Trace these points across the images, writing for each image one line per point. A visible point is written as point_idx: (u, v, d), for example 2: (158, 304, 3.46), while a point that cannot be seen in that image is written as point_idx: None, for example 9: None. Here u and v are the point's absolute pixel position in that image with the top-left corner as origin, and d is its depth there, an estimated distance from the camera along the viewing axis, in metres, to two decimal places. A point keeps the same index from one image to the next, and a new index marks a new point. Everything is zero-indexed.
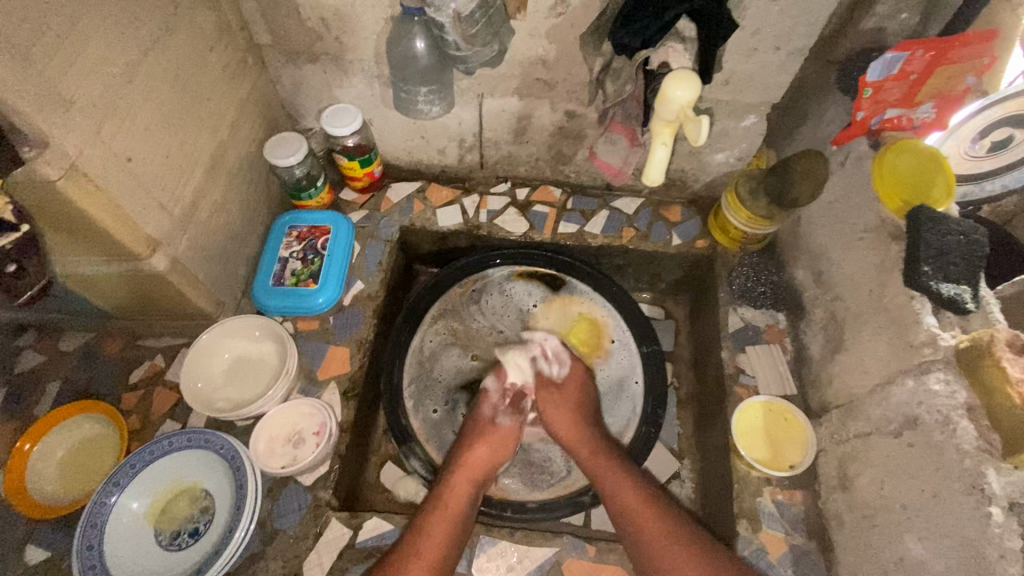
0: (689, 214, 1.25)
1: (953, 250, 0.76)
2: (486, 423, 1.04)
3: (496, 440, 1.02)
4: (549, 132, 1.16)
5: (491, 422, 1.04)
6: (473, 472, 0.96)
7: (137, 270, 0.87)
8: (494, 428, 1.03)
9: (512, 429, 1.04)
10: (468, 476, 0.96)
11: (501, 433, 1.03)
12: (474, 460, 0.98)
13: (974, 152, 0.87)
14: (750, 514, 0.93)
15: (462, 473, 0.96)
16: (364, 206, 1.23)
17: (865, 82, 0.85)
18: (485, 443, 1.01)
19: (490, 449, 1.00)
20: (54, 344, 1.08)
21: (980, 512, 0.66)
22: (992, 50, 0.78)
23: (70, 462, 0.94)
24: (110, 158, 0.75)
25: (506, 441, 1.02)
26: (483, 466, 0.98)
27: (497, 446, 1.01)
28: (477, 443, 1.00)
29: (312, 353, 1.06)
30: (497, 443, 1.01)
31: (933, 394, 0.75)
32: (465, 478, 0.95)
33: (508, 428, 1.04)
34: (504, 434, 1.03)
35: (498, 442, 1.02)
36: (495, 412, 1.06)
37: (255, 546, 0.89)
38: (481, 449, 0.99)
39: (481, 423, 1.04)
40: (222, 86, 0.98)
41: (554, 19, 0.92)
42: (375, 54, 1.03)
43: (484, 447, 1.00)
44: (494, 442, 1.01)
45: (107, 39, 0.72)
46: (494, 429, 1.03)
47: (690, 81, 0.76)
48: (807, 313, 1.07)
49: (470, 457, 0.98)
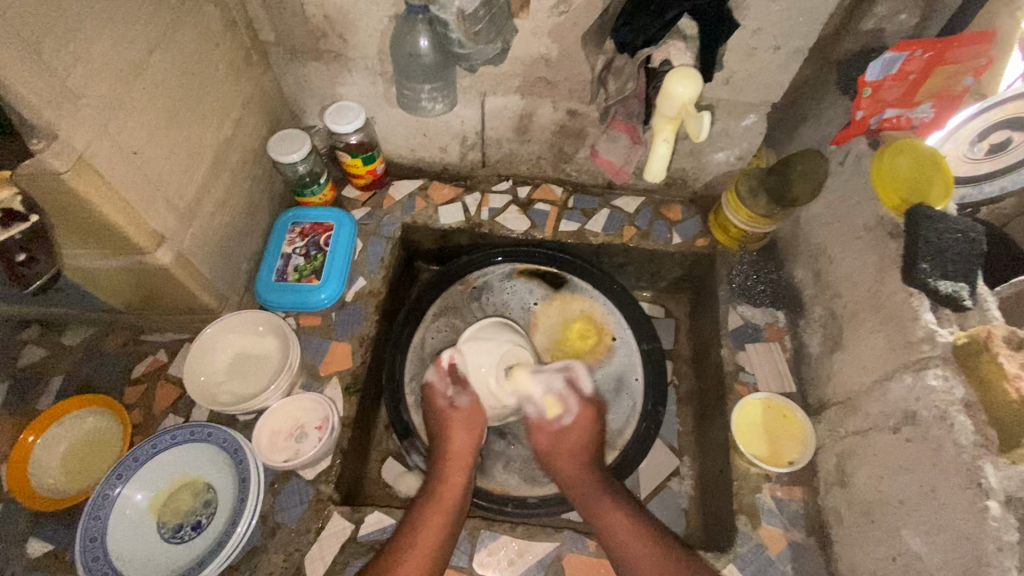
0: (689, 214, 1.26)
1: (951, 247, 0.77)
2: (447, 411, 1.01)
3: (472, 424, 1.00)
4: (550, 131, 1.17)
5: (450, 408, 1.01)
6: (462, 463, 0.97)
7: (142, 264, 0.87)
8: (457, 412, 1.00)
9: (472, 410, 1.01)
10: (461, 466, 0.97)
11: (468, 414, 1.00)
12: (457, 449, 0.98)
13: (973, 155, 0.85)
14: (749, 510, 0.94)
15: (454, 465, 0.96)
16: (367, 204, 1.24)
17: (865, 82, 0.86)
18: (463, 426, 1.00)
19: (468, 431, 0.99)
20: (57, 339, 1.08)
21: (977, 506, 0.67)
22: (989, 51, 0.80)
23: (73, 456, 0.95)
24: (116, 152, 0.75)
25: (472, 419, 1.00)
26: (469, 453, 0.98)
27: (468, 425, 1.00)
28: (453, 430, 0.99)
29: (314, 349, 1.07)
30: (470, 423, 1.00)
31: (931, 390, 0.75)
32: (458, 470, 0.96)
33: (468, 407, 1.01)
34: (467, 416, 1.00)
35: (467, 422, 1.00)
36: (451, 398, 1.02)
37: (257, 539, 0.90)
38: (457, 437, 0.98)
39: (447, 413, 1.01)
40: (227, 82, 0.99)
41: (556, 18, 0.93)
42: (379, 52, 1.03)
43: (460, 433, 0.99)
44: (463, 422, 1.00)
45: (115, 34, 0.73)
46: (456, 413, 1.00)
47: (691, 78, 0.77)
48: (806, 311, 1.08)
49: (452, 446, 0.98)
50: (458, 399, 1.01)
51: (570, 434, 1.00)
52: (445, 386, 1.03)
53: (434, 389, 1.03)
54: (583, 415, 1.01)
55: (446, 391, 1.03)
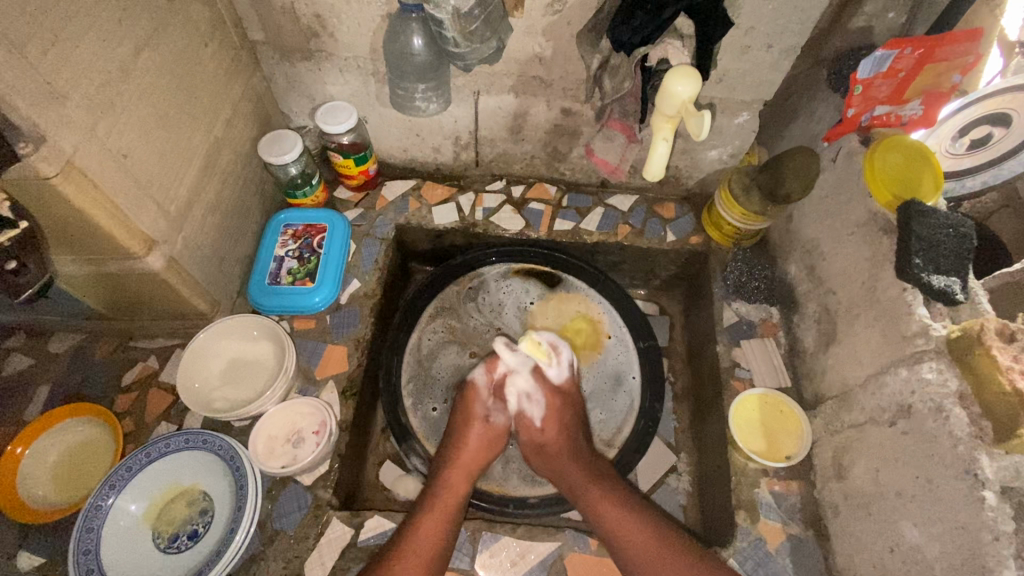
0: (683, 211, 1.26)
1: (943, 242, 0.78)
2: (481, 422, 1.01)
3: (489, 440, 1.01)
4: (545, 130, 1.16)
5: (484, 420, 1.02)
6: (468, 472, 0.96)
7: (134, 270, 0.86)
8: (490, 427, 1.02)
9: (501, 433, 1.03)
10: (463, 475, 0.96)
11: (495, 433, 1.02)
12: (466, 457, 0.98)
13: (955, 150, 0.88)
14: (748, 505, 0.95)
15: (458, 473, 0.96)
16: (359, 205, 1.23)
17: (856, 79, 0.87)
18: (477, 439, 1.00)
19: (484, 445, 1.00)
20: (43, 347, 1.06)
21: (973, 497, 0.68)
22: (976, 49, 0.80)
23: (64, 466, 0.93)
24: (105, 155, 0.74)
25: (495, 440, 1.02)
26: (475, 464, 0.98)
27: (489, 443, 1.00)
28: (468, 437, 0.99)
29: (309, 353, 1.06)
30: (490, 444, 1.01)
31: (926, 383, 0.77)
32: (461, 478, 0.95)
33: (501, 426, 1.03)
34: (493, 438, 1.01)
35: (485, 440, 1.00)
36: (488, 410, 1.03)
37: (255, 547, 0.88)
38: (474, 448, 0.99)
39: (479, 424, 1.01)
40: (217, 83, 0.97)
41: (550, 17, 0.92)
42: (371, 51, 1.02)
43: (479, 446, 0.99)
44: (489, 439, 1.01)
45: (102, 34, 0.71)
46: (485, 428, 1.01)
47: (692, 76, 0.77)
48: (800, 307, 1.09)
49: (462, 455, 0.98)
50: (494, 414, 1.03)
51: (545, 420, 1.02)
52: (487, 396, 1.04)
53: (479, 394, 1.04)
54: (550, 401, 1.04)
55: (491, 402, 1.04)
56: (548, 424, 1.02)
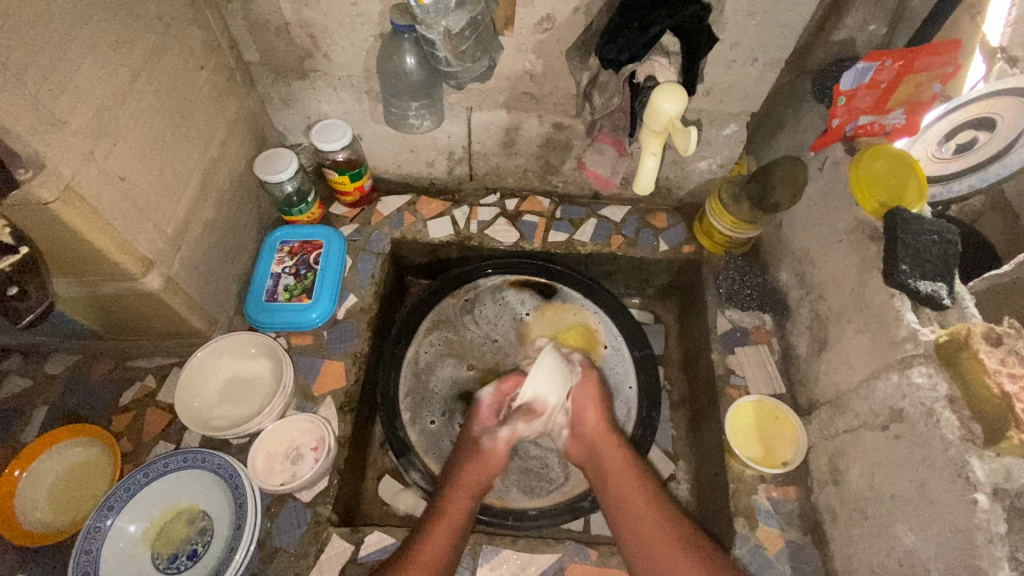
0: (675, 221, 1.28)
1: (928, 248, 0.79)
2: (472, 446, 1.00)
3: (487, 463, 0.98)
4: (537, 144, 1.18)
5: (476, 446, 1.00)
6: (467, 490, 0.95)
7: (131, 291, 0.86)
8: (481, 452, 0.99)
9: (500, 458, 0.99)
10: (465, 494, 0.94)
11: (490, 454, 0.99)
12: (466, 478, 0.96)
13: (941, 154, 0.89)
14: (746, 511, 0.96)
15: (460, 491, 0.94)
16: (355, 221, 1.24)
17: (839, 91, 0.90)
18: (477, 465, 0.98)
19: (484, 469, 0.98)
20: (40, 368, 1.06)
21: (965, 499, 0.69)
22: (955, 60, 0.82)
23: (62, 488, 0.92)
24: (104, 179, 0.75)
25: (491, 464, 0.98)
26: (475, 486, 0.96)
27: (485, 466, 0.98)
28: (467, 465, 0.98)
29: (306, 369, 1.06)
30: (488, 464, 0.98)
31: (917, 387, 0.78)
32: (462, 496, 0.94)
33: (496, 450, 0.99)
34: (494, 458, 0.99)
35: (489, 465, 0.98)
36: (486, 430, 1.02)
37: (255, 565, 0.88)
38: (471, 472, 0.97)
39: (471, 446, 1.00)
40: (213, 104, 0.98)
41: (540, 35, 0.94)
42: (365, 70, 1.04)
43: (475, 469, 0.97)
44: (485, 465, 0.98)
45: (100, 60, 0.72)
46: (479, 451, 0.99)
47: (676, 93, 0.79)
48: (792, 313, 1.10)
49: (461, 478, 0.96)
50: (485, 439, 1.01)
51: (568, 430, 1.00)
52: (492, 416, 1.04)
53: (483, 414, 1.05)
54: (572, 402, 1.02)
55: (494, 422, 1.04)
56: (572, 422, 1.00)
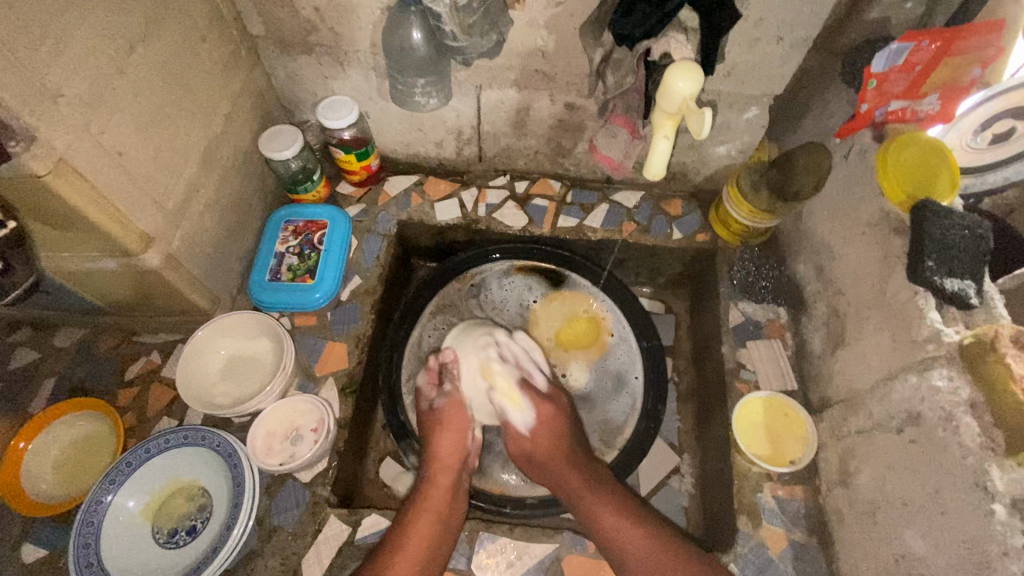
0: (690, 208, 1.24)
1: (958, 244, 0.75)
2: (428, 413, 1.02)
3: (456, 425, 0.99)
4: (548, 125, 1.14)
5: (428, 410, 1.02)
6: (449, 466, 0.95)
7: (131, 266, 0.85)
8: (434, 414, 1.01)
9: (460, 410, 1.01)
10: (446, 469, 0.95)
11: (459, 425, 0.99)
12: (444, 453, 0.96)
13: (976, 144, 0.83)
14: (750, 509, 0.93)
15: (440, 467, 0.95)
16: (361, 201, 1.22)
17: (870, 73, 0.84)
18: (449, 432, 0.98)
19: (456, 436, 0.98)
20: (49, 340, 1.07)
21: (982, 509, 0.66)
22: (998, 41, 0.77)
23: (67, 460, 0.94)
24: (101, 154, 0.73)
25: (460, 420, 1.00)
26: (454, 455, 0.97)
27: (455, 431, 0.99)
28: (442, 434, 0.98)
29: (309, 350, 1.05)
30: (454, 425, 0.99)
31: (936, 391, 0.74)
32: (444, 472, 0.95)
33: (452, 406, 1.01)
34: (454, 415, 1.00)
35: (456, 430, 0.99)
36: (432, 401, 1.03)
37: (253, 543, 0.89)
38: (447, 437, 0.98)
39: (431, 415, 1.01)
40: (215, 77, 0.96)
41: (552, 9, 0.90)
42: (371, 45, 1.01)
43: (446, 438, 0.98)
44: (454, 429, 0.99)
45: (92, 30, 0.70)
46: (441, 416, 1.00)
47: (693, 72, 0.75)
48: (808, 308, 1.06)
49: (439, 451, 0.96)
50: (437, 402, 1.02)
51: (537, 438, 0.97)
52: (432, 388, 1.04)
53: (423, 392, 1.05)
54: (541, 411, 0.98)
55: (434, 392, 1.04)
56: (538, 435, 0.97)
